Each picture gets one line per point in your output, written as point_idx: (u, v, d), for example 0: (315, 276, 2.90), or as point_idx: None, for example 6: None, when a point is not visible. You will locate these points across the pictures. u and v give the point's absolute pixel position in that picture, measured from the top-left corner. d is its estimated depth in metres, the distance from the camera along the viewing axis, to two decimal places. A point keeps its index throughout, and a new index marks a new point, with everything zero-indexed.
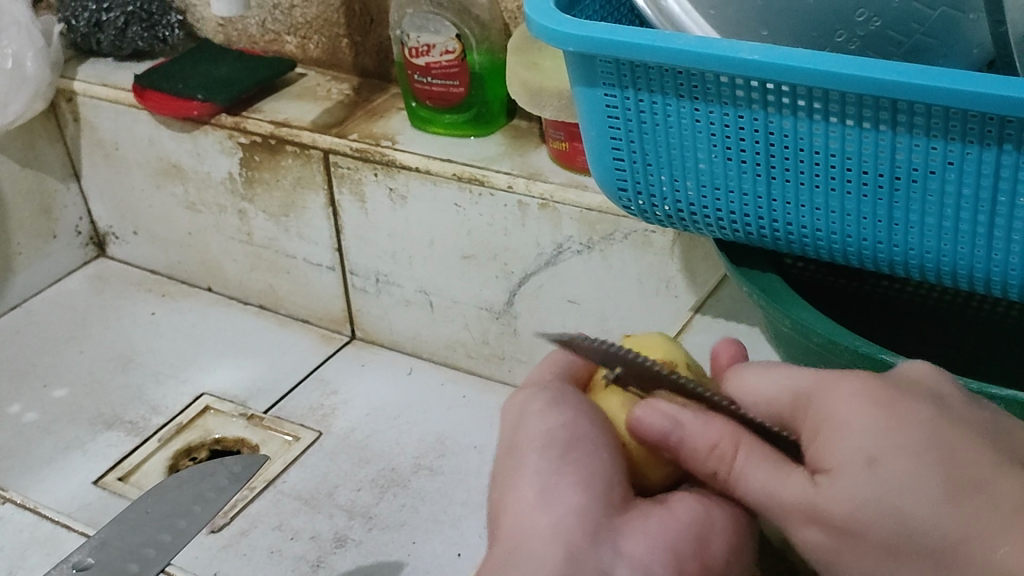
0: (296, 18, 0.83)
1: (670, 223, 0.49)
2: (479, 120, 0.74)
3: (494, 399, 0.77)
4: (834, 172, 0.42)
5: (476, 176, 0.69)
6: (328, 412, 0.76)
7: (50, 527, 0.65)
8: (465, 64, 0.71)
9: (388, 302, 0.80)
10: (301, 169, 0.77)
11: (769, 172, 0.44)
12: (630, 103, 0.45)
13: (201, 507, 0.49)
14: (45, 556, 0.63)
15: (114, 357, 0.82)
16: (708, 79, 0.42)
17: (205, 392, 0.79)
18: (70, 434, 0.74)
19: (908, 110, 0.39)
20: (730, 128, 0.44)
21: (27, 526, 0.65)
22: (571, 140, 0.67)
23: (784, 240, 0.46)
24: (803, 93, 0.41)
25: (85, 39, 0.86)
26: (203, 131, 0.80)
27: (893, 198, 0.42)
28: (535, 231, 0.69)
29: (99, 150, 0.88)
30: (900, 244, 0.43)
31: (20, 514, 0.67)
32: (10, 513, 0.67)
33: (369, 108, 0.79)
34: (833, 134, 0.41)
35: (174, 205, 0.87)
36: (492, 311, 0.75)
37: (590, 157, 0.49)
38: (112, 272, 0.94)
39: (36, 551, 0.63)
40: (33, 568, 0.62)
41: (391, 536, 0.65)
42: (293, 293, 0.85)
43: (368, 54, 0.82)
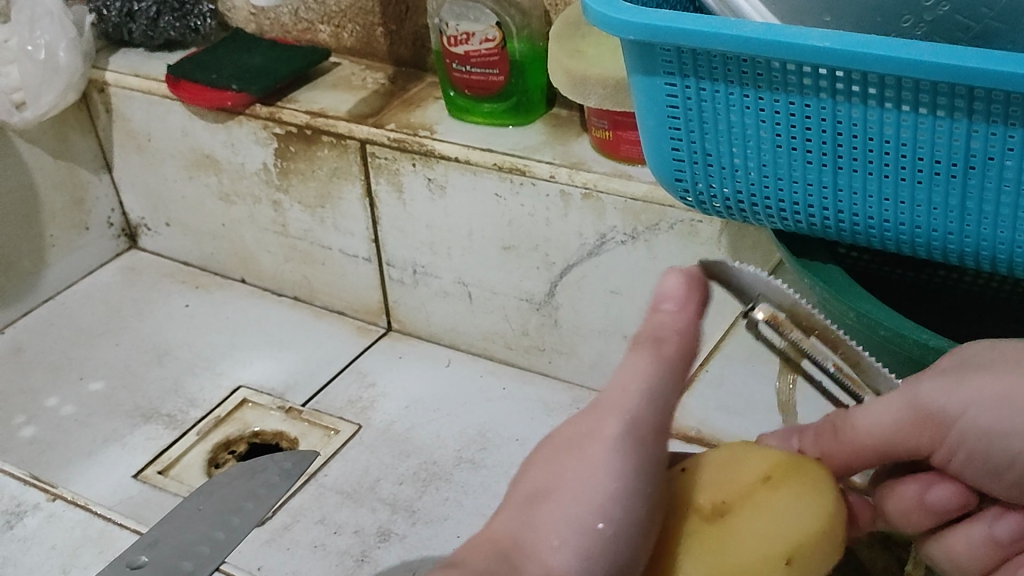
0: (330, 7, 0.82)
1: (730, 213, 0.48)
2: (519, 108, 0.73)
3: (535, 392, 0.76)
4: (904, 162, 0.41)
5: (518, 166, 0.68)
6: (367, 405, 0.75)
7: (101, 524, 0.62)
8: (504, 52, 0.70)
9: (425, 294, 0.79)
10: (338, 160, 0.76)
11: (836, 162, 0.43)
12: (690, 92, 0.44)
13: (253, 503, 0.48)
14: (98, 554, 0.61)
15: (149, 349, 0.82)
16: (774, 67, 0.41)
17: (242, 385, 0.78)
18: (108, 427, 0.74)
19: (985, 97, 0.37)
20: (796, 116, 0.42)
21: (79, 523, 0.63)
22: (615, 128, 0.66)
23: (848, 231, 0.45)
24: (874, 81, 0.39)
25: (117, 29, 0.86)
26: (237, 122, 0.80)
27: (966, 188, 0.40)
28: (578, 222, 0.68)
29: (132, 142, 0.87)
30: (971, 236, 0.42)
31: (70, 511, 0.64)
32: (61, 510, 0.64)
33: (405, 97, 0.78)
34: (904, 123, 0.40)
35: (207, 196, 0.87)
36: (532, 303, 0.74)
37: (648, 147, 0.49)
38: (145, 264, 0.94)
39: (88, 549, 0.61)
40: (85, 567, 0.60)
41: (435, 530, 0.64)
42: (328, 284, 0.84)
43: (404, 42, 0.81)
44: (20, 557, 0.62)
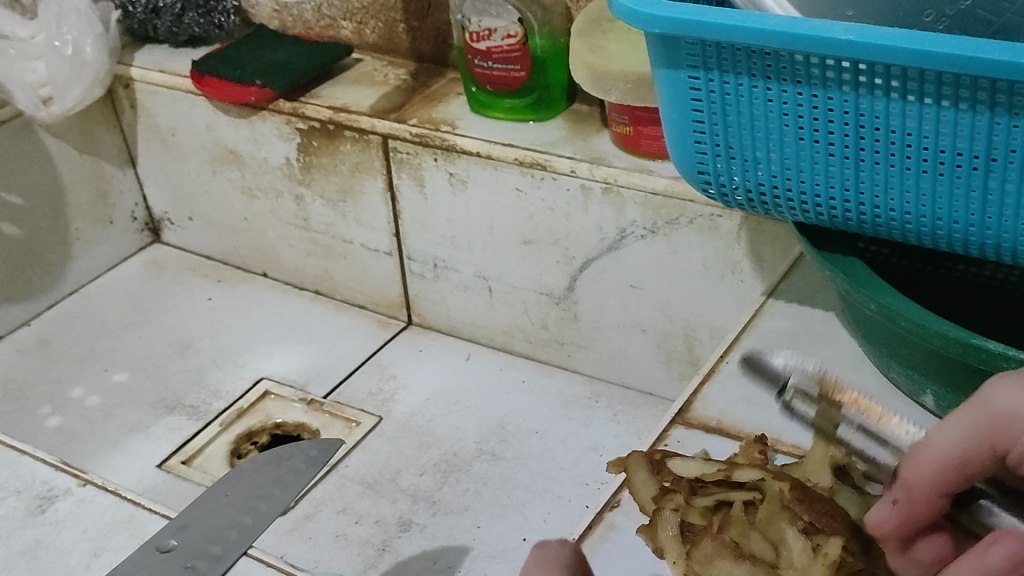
0: (353, 3, 0.83)
1: (752, 207, 0.49)
2: (540, 104, 0.74)
3: (554, 385, 0.77)
4: (926, 154, 0.42)
5: (538, 160, 0.69)
6: (388, 397, 0.76)
7: (131, 510, 0.63)
8: (526, 48, 0.71)
9: (446, 288, 0.80)
10: (360, 155, 0.77)
11: (858, 155, 0.43)
12: (713, 85, 0.45)
13: (279, 490, 0.49)
14: (129, 538, 0.61)
15: (172, 342, 0.83)
16: (798, 60, 0.42)
17: (264, 377, 0.79)
18: (133, 418, 0.75)
19: (1008, 90, 0.38)
20: (819, 109, 0.43)
21: (110, 509, 0.63)
22: (636, 124, 0.66)
23: (870, 223, 0.46)
24: (897, 74, 0.40)
25: (142, 26, 0.87)
26: (260, 117, 0.81)
27: (988, 180, 0.41)
28: (598, 216, 0.69)
29: (156, 137, 0.88)
30: (993, 227, 0.42)
31: (100, 496, 0.64)
32: (91, 496, 0.65)
33: (427, 93, 0.78)
34: (926, 116, 0.40)
35: (230, 191, 0.88)
36: (552, 297, 0.75)
37: (670, 141, 0.49)
38: (167, 259, 0.95)
39: (119, 532, 0.62)
40: (116, 551, 0.61)
41: (456, 520, 0.65)
42: (350, 278, 0.85)
43: (425, 38, 0.81)
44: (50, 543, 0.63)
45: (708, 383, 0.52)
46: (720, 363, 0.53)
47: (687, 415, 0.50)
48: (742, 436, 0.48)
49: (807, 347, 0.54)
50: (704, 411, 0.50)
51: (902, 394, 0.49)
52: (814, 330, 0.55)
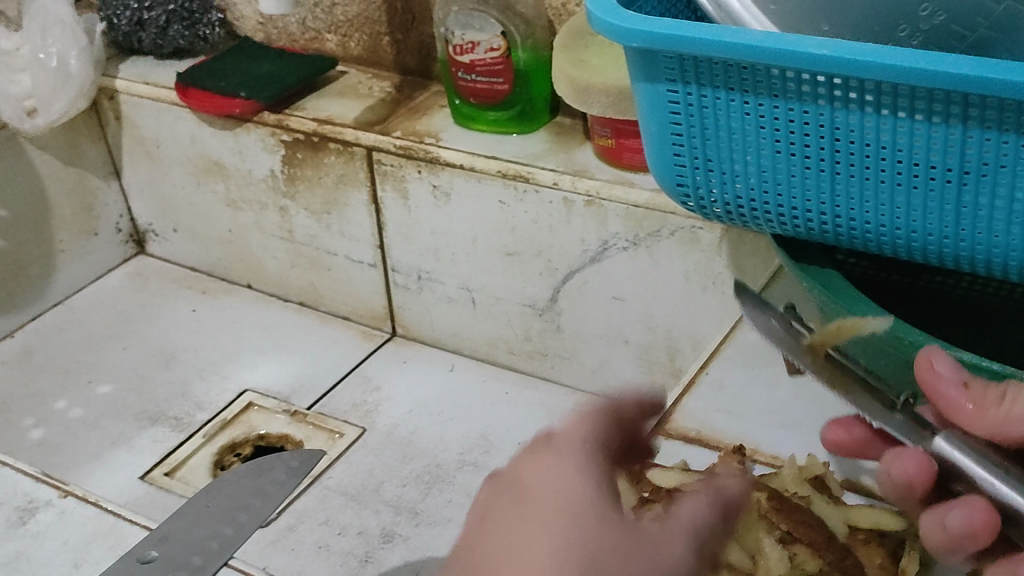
0: (337, 16, 0.83)
1: (730, 219, 0.49)
2: (523, 117, 0.74)
3: (537, 396, 0.77)
4: (901, 167, 0.42)
5: (521, 173, 0.69)
6: (372, 408, 0.76)
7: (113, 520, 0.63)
8: (509, 61, 0.71)
9: (430, 299, 0.80)
10: (344, 167, 0.77)
11: (834, 167, 0.44)
12: (692, 98, 0.45)
13: (261, 501, 0.49)
14: (109, 550, 0.61)
15: (156, 353, 0.83)
16: (774, 74, 0.42)
17: (247, 389, 0.79)
18: (116, 430, 0.75)
19: (980, 104, 0.38)
20: (795, 123, 0.43)
21: (90, 520, 0.64)
22: (618, 136, 0.67)
23: (847, 235, 0.46)
24: (871, 88, 0.40)
25: (127, 38, 0.87)
26: (245, 129, 0.81)
27: (962, 194, 0.41)
28: (581, 228, 0.69)
29: (141, 148, 0.88)
30: (967, 239, 0.43)
31: (82, 508, 0.65)
32: (72, 507, 0.65)
33: (411, 105, 0.79)
34: (900, 130, 0.41)
35: (215, 203, 0.88)
36: (535, 308, 0.75)
37: (650, 153, 0.49)
38: (152, 270, 0.95)
39: (101, 544, 0.62)
40: (97, 563, 0.60)
41: (439, 531, 0.65)
42: (334, 289, 0.85)
43: (410, 51, 0.82)
44: (31, 554, 0.63)
45: (688, 393, 0.52)
46: (701, 374, 0.53)
47: (667, 426, 0.50)
48: (721, 446, 0.49)
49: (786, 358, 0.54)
50: (683, 421, 0.51)
51: None
52: None
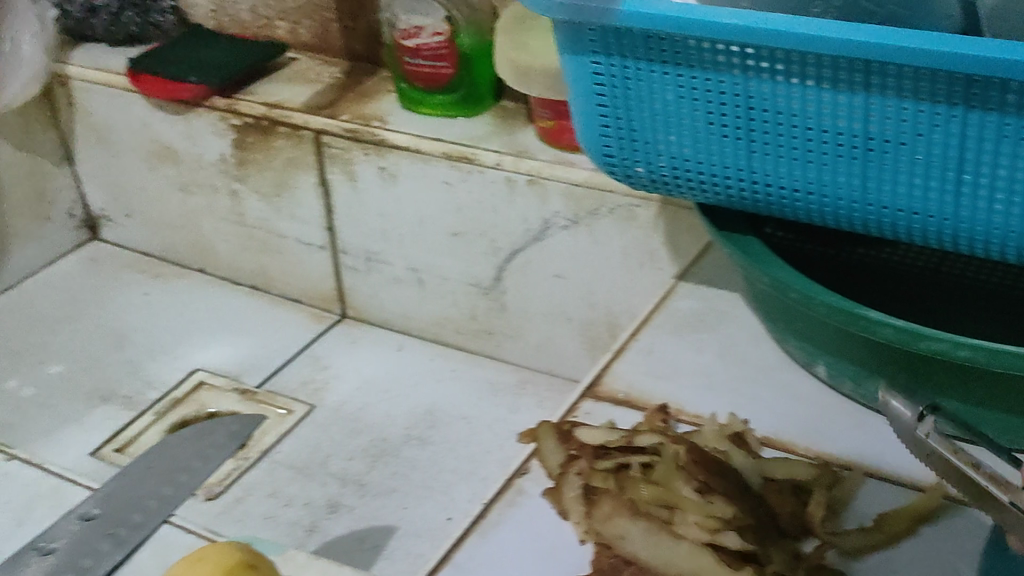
0: (287, 4, 0.85)
1: (655, 187, 0.51)
2: (468, 100, 0.76)
3: (482, 372, 0.78)
4: (811, 134, 0.44)
5: (466, 154, 0.71)
6: (321, 386, 0.78)
7: (54, 481, 0.64)
8: (454, 45, 0.73)
9: (378, 281, 0.82)
10: (294, 150, 0.79)
11: (749, 135, 0.46)
12: (616, 70, 0.47)
13: (202, 462, 0.51)
14: (52, 508, 0.62)
15: (108, 335, 0.84)
16: (690, 45, 0.44)
17: (198, 368, 0.80)
18: (67, 408, 0.76)
19: (881, 71, 0.41)
20: (712, 92, 0.45)
21: (34, 481, 0.65)
22: (558, 118, 0.69)
23: (764, 201, 0.48)
24: (780, 57, 0.42)
25: (79, 25, 0.88)
26: (196, 113, 0.82)
27: (868, 159, 0.44)
28: (523, 208, 0.71)
29: (93, 134, 0.90)
30: (874, 203, 0.45)
31: (26, 471, 0.66)
32: (17, 469, 0.66)
33: (359, 90, 0.81)
34: (809, 97, 0.43)
35: (167, 188, 0.89)
36: (480, 288, 0.77)
37: (578, 125, 0.51)
38: (104, 255, 0.96)
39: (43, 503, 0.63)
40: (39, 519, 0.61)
41: (384, 501, 0.67)
42: (285, 273, 0.87)
43: (359, 38, 0.83)
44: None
45: (619, 358, 0.54)
46: (630, 341, 0.55)
47: (597, 389, 0.52)
48: (647, 406, 0.50)
49: (712, 326, 0.56)
50: (613, 383, 0.52)
51: (799, 367, 0.52)
52: (719, 309, 0.57)
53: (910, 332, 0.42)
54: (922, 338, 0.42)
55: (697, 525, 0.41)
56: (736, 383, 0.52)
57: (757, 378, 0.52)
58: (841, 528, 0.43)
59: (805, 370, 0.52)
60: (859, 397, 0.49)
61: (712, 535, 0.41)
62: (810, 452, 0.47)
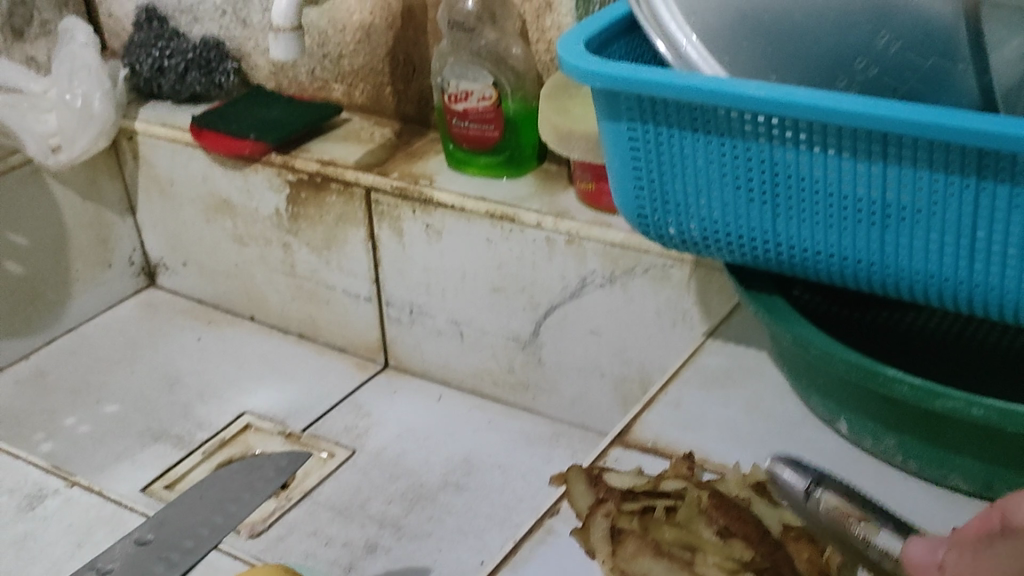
0: (344, 67, 0.89)
1: (686, 248, 0.54)
2: (511, 162, 0.79)
3: (518, 424, 0.81)
4: (833, 200, 0.47)
5: (508, 214, 0.75)
6: (362, 432, 0.81)
7: (111, 506, 0.69)
8: (500, 110, 0.77)
9: (421, 333, 0.85)
10: (344, 206, 0.83)
11: (774, 200, 0.49)
12: (650, 136, 0.51)
13: (250, 494, 0.54)
14: (110, 532, 0.67)
15: (162, 377, 0.88)
16: (720, 115, 0.47)
17: (246, 411, 0.84)
18: (121, 446, 0.79)
19: (898, 143, 0.43)
20: (740, 158, 0.48)
21: (92, 506, 0.69)
22: (597, 181, 0.73)
23: (789, 262, 0.51)
24: (804, 127, 0.46)
25: (148, 84, 0.95)
26: (253, 169, 0.87)
27: (886, 224, 0.46)
28: (561, 265, 0.74)
29: (156, 187, 0.94)
30: (891, 266, 0.47)
31: (85, 496, 0.71)
32: (77, 494, 0.71)
33: (408, 151, 0.85)
34: (830, 165, 0.46)
35: (223, 239, 0.93)
36: (518, 342, 0.80)
37: (614, 186, 0.55)
38: (161, 302, 1.00)
39: (100, 527, 0.67)
40: (98, 542, 0.66)
41: (419, 544, 0.69)
42: (331, 323, 0.90)
43: (410, 101, 0.88)
44: (38, 534, 0.67)
45: (649, 409, 0.56)
46: (660, 393, 0.57)
47: (626, 438, 0.54)
48: (673, 455, 0.52)
49: (739, 381, 0.58)
50: (642, 433, 0.54)
51: (822, 423, 0.54)
52: (747, 365, 0.59)
53: (926, 390, 0.45)
54: (936, 396, 0.44)
55: (715, 566, 0.44)
56: (760, 436, 0.54)
57: (782, 432, 0.54)
58: None
59: (827, 426, 0.54)
60: (879, 453, 0.51)
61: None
62: None
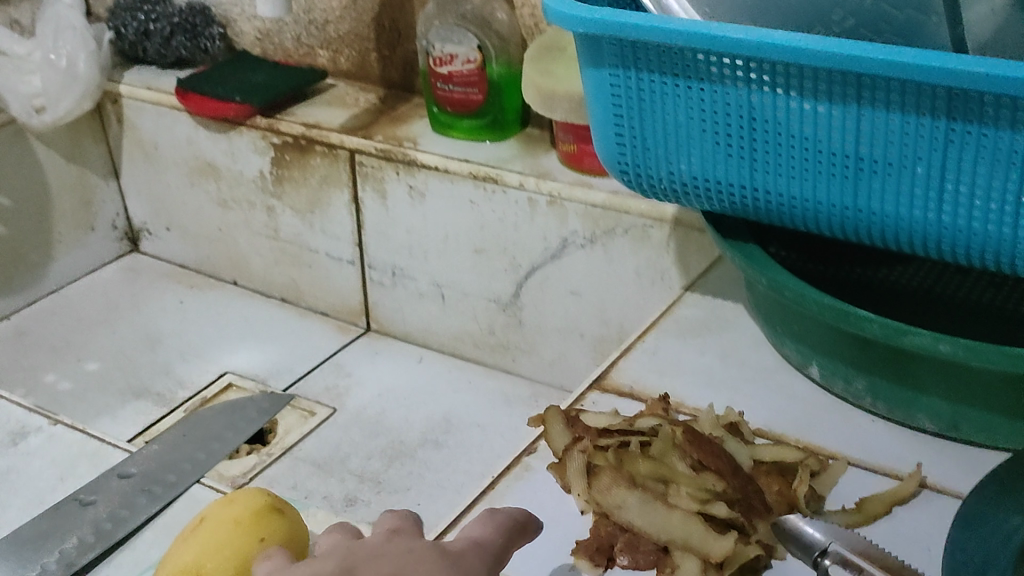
0: (329, 33, 0.90)
1: (665, 195, 0.56)
2: (495, 125, 0.80)
3: (499, 386, 0.81)
4: (807, 144, 0.48)
5: (490, 175, 0.76)
6: (343, 392, 0.81)
7: (96, 444, 0.70)
8: (484, 74, 0.78)
9: (403, 296, 0.86)
10: (328, 168, 0.84)
11: (751, 145, 0.50)
12: (631, 82, 0.52)
13: None
14: (92, 467, 0.68)
15: (143, 337, 0.88)
16: (698, 59, 0.48)
17: (227, 371, 0.84)
18: (101, 402, 0.80)
19: (870, 85, 0.44)
20: (717, 104, 0.50)
21: (75, 444, 0.70)
22: (579, 143, 0.74)
23: (764, 208, 0.52)
24: (780, 71, 0.46)
25: (133, 47, 0.95)
26: (238, 132, 0.88)
27: (860, 168, 0.47)
28: (543, 226, 0.76)
29: (140, 151, 0.95)
30: (864, 210, 0.48)
31: (69, 434, 0.71)
32: (60, 432, 0.72)
33: (393, 115, 0.85)
34: (804, 109, 0.47)
35: (206, 203, 0.93)
36: (499, 303, 0.80)
37: (596, 134, 0.56)
38: (144, 265, 0.99)
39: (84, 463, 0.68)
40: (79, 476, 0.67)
41: (398, 497, 0.70)
42: (313, 286, 0.90)
43: (395, 66, 0.88)
44: (20, 469, 0.68)
45: (627, 356, 0.57)
46: (638, 341, 0.58)
47: (603, 382, 0.55)
48: (648, 397, 0.53)
49: (715, 330, 0.59)
50: (619, 378, 0.55)
51: (795, 369, 0.55)
52: (723, 317, 0.60)
53: (894, 328, 0.46)
54: (904, 334, 0.45)
55: (688, 496, 0.45)
56: (734, 381, 0.55)
57: (755, 378, 0.55)
58: (823, 509, 0.46)
59: (800, 373, 0.55)
60: (850, 397, 0.52)
61: (702, 505, 0.44)
62: (799, 442, 0.50)
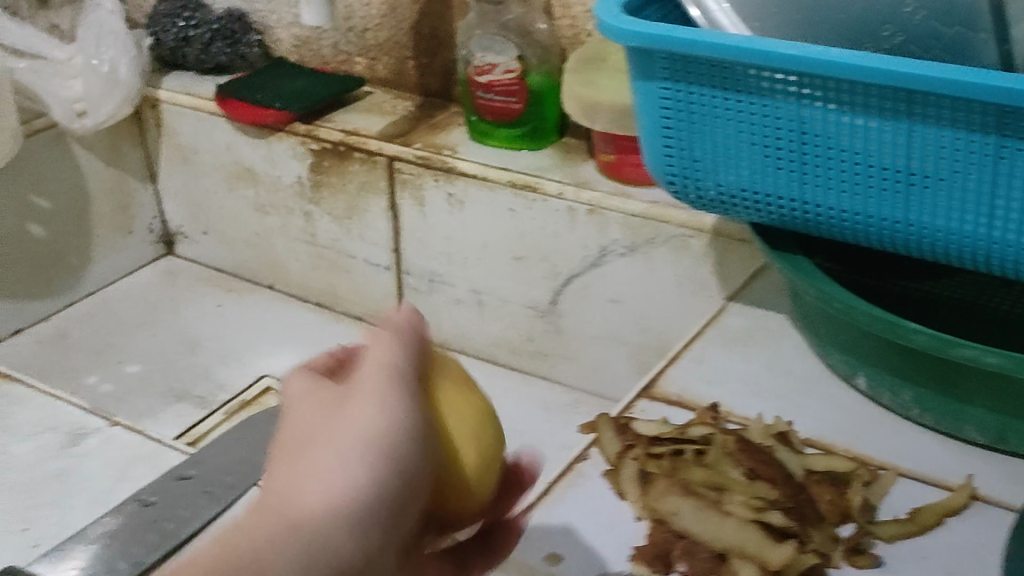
0: (369, 40, 0.91)
1: (712, 208, 0.56)
2: (534, 134, 0.81)
3: (536, 392, 0.83)
4: (857, 159, 0.49)
5: (530, 183, 0.77)
6: None
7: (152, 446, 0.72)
8: (524, 83, 0.78)
9: (440, 300, 0.87)
10: (367, 175, 0.85)
11: (800, 159, 0.51)
12: (681, 95, 0.53)
13: None
14: (149, 468, 0.70)
15: (183, 340, 0.89)
16: (750, 73, 0.49)
17: (265, 374, 0.85)
18: (143, 404, 0.81)
19: (922, 101, 0.45)
20: (767, 117, 0.50)
21: (130, 445, 0.72)
22: (620, 151, 0.74)
23: (811, 222, 0.53)
24: (831, 86, 0.47)
25: (172, 53, 0.96)
26: (277, 139, 0.89)
27: (908, 183, 0.48)
28: (584, 235, 0.77)
29: (179, 155, 0.96)
30: (912, 224, 0.49)
31: (125, 435, 0.73)
32: (116, 433, 0.74)
33: (431, 123, 0.86)
34: (854, 124, 0.48)
35: (245, 208, 0.95)
36: (538, 311, 0.82)
37: (645, 147, 0.57)
38: (181, 269, 1.01)
39: (141, 464, 0.70)
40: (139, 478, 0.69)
41: None
42: (350, 292, 0.92)
43: (434, 74, 0.89)
44: (78, 470, 0.71)
45: (673, 363, 0.58)
46: (684, 350, 0.59)
47: (651, 391, 0.56)
48: (697, 406, 0.54)
49: (760, 340, 0.60)
50: (667, 386, 0.56)
51: (842, 379, 0.56)
52: (767, 327, 0.61)
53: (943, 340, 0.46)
54: (953, 346, 0.46)
55: (743, 504, 0.45)
56: (780, 391, 0.56)
57: (802, 387, 0.56)
58: (875, 518, 0.47)
59: (846, 384, 0.56)
60: (897, 408, 0.53)
61: (757, 513, 0.45)
62: (848, 452, 0.51)
